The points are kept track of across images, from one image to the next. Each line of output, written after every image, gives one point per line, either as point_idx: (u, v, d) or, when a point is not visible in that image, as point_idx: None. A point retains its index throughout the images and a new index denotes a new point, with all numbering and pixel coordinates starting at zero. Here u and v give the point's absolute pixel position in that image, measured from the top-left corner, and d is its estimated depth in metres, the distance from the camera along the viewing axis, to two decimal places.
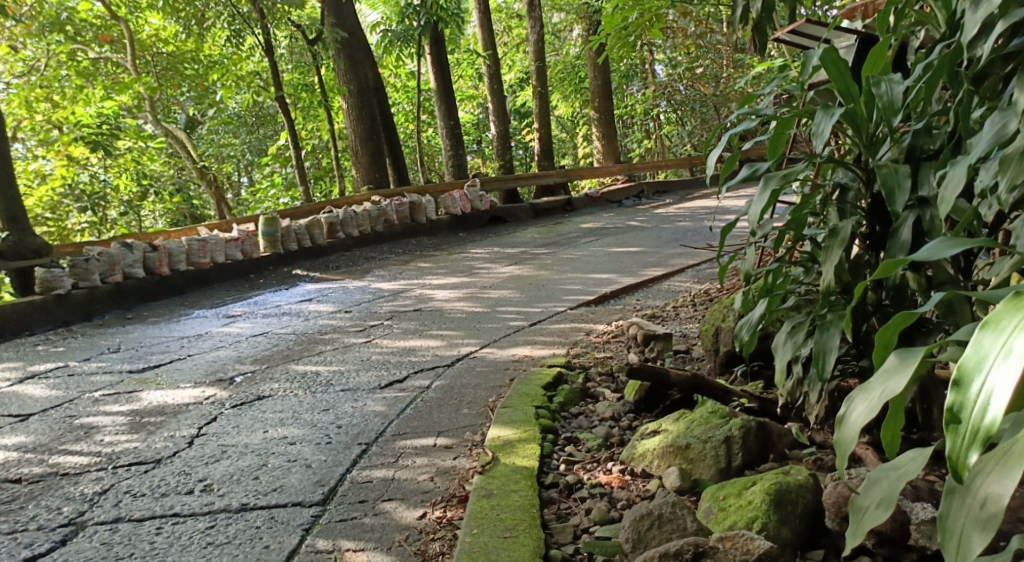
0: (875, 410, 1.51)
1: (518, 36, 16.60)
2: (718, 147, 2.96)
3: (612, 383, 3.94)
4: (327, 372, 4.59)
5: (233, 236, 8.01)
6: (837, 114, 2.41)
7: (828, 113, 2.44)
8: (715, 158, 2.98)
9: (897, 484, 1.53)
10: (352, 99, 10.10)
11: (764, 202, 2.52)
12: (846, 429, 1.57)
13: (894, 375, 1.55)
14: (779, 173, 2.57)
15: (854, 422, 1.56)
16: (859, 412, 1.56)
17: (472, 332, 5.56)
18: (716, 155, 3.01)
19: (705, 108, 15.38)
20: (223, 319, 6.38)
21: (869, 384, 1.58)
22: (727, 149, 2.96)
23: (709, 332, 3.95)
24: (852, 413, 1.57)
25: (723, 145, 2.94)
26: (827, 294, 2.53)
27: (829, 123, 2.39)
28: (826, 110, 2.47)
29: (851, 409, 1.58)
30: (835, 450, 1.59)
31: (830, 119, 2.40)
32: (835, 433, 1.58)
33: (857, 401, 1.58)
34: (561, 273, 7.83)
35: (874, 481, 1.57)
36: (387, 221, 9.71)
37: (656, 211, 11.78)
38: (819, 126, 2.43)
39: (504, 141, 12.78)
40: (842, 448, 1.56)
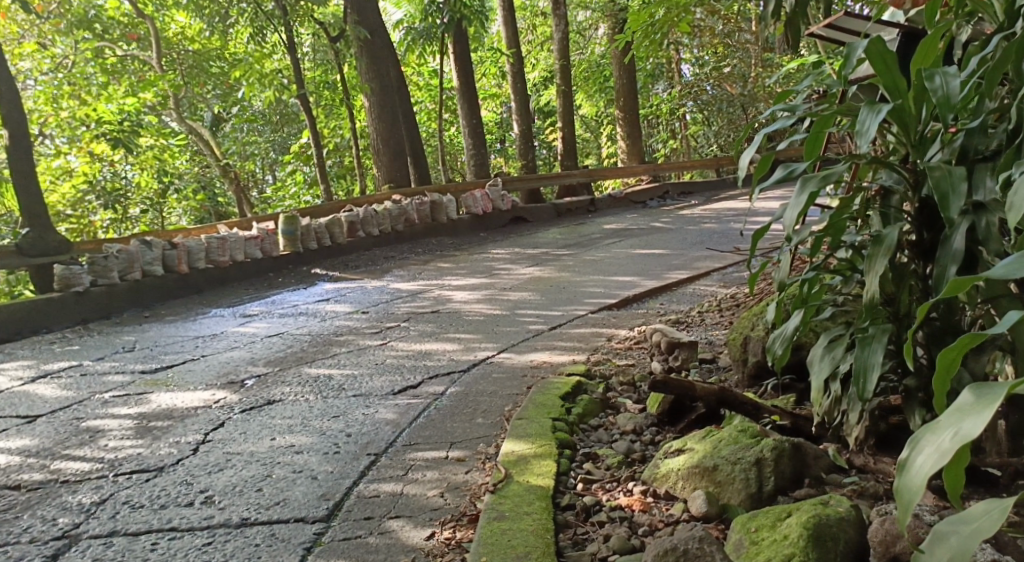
0: (948, 460, 1.37)
1: (543, 35, 16.41)
2: (751, 147, 2.78)
3: (634, 393, 3.78)
4: (340, 376, 4.45)
5: (252, 234, 7.91)
6: (885, 111, 2.24)
7: (873, 108, 2.27)
8: (748, 159, 2.80)
9: (970, 541, 1.45)
10: (374, 97, 9.98)
11: (800, 206, 2.34)
12: (910, 477, 1.43)
13: (969, 416, 1.40)
14: (817, 174, 2.38)
15: (919, 470, 1.42)
16: (925, 460, 1.41)
17: (491, 335, 5.41)
18: (748, 154, 2.83)
19: (732, 108, 15.15)
20: (238, 318, 6.28)
21: (938, 424, 1.43)
22: (761, 148, 2.78)
23: (737, 341, 3.79)
24: (917, 460, 1.43)
25: (756, 144, 2.75)
26: (870, 306, 2.40)
27: (876, 120, 2.22)
28: (872, 105, 2.30)
29: (915, 454, 1.44)
30: (896, 501, 1.46)
31: (876, 116, 2.24)
32: (898, 482, 1.44)
33: (923, 446, 1.44)
34: (583, 275, 7.67)
35: (940, 535, 1.49)
36: (408, 220, 9.58)
37: (681, 213, 11.58)
38: (863, 123, 2.26)
39: (527, 140, 12.61)
40: (906, 499, 1.43)
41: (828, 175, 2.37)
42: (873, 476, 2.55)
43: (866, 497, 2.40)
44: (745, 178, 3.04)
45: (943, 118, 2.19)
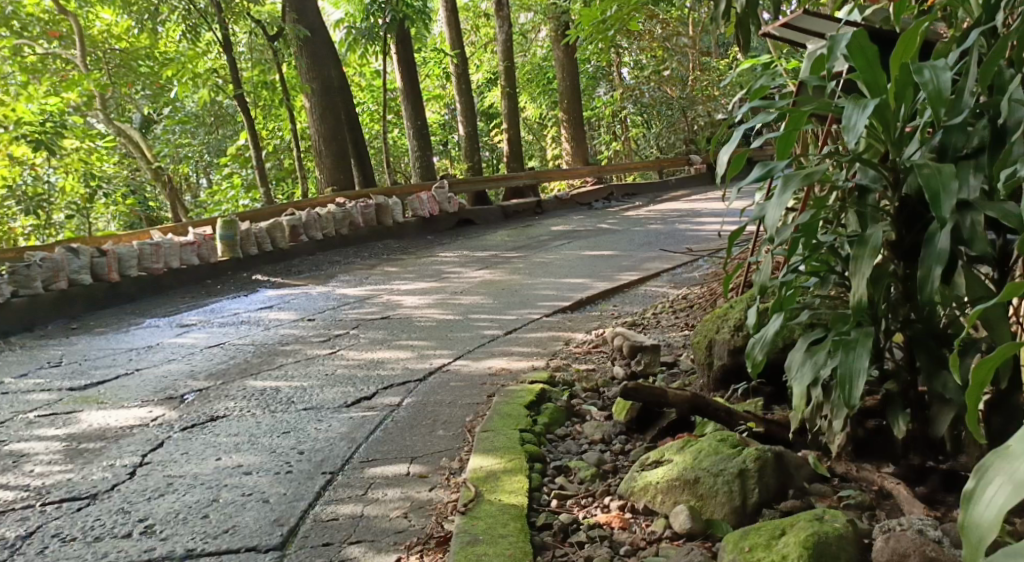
0: None
1: (486, 36, 16.30)
2: (732, 143, 2.64)
3: (599, 400, 3.65)
4: (288, 388, 4.23)
5: (188, 239, 7.61)
6: (873, 107, 2.13)
7: (859, 104, 2.16)
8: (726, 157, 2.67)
9: None
10: (315, 98, 9.71)
11: (782, 205, 2.21)
12: (980, 513, 1.35)
13: None
14: (801, 172, 2.25)
15: (991, 504, 1.34)
16: (998, 492, 1.34)
17: (444, 342, 5.23)
18: (724, 152, 2.71)
19: (672, 110, 15.25)
20: (175, 329, 5.99)
21: (1010, 453, 1.35)
22: (743, 143, 2.64)
23: (702, 344, 3.69)
24: (989, 494, 1.35)
25: (736, 140, 2.61)
26: (858, 309, 2.26)
27: (865, 116, 2.11)
28: (856, 101, 2.20)
29: (984, 485, 1.36)
30: (961, 534, 1.38)
31: (863, 114, 2.13)
32: (969, 516, 1.36)
33: (996, 476, 1.35)
34: (534, 277, 7.54)
35: None
36: (353, 224, 9.33)
37: (627, 214, 11.54)
38: (850, 120, 2.15)
39: (472, 141, 12.45)
40: (978, 538, 1.34)
41: (810, 172, 2.25)
42: (856, 483, 2.43)
43: (852, 510, 2.29)
44: (721, 177, 2.93)
45: (934, 115, 2.09)
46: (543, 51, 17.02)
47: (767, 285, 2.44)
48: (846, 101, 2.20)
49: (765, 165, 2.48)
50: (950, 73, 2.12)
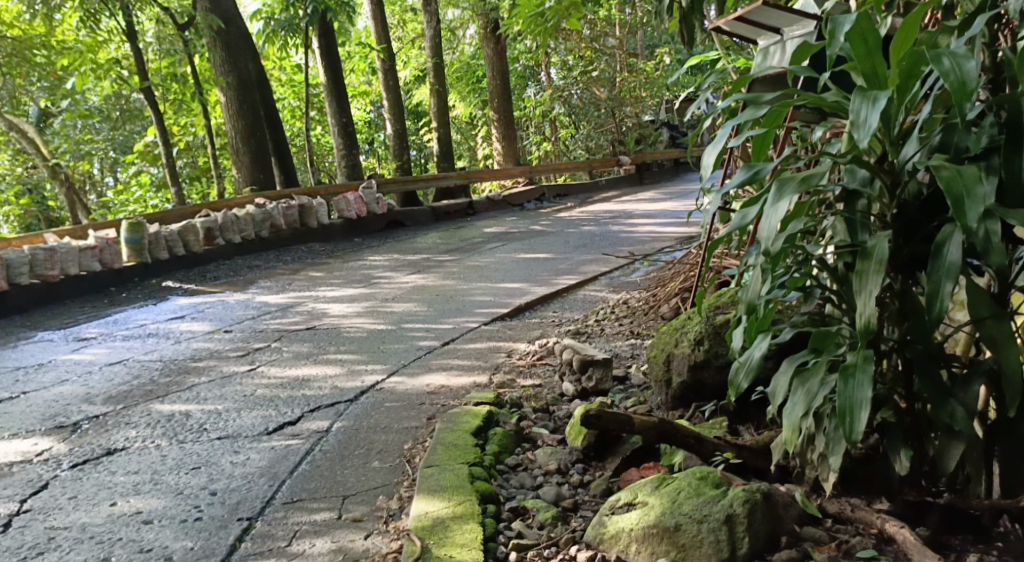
0: None
1: (412, 31, 15.91)
2: (721, 140, 2.27)
3: (549, 422, 3.33)
4: (200, 412, 3.82)
5: (89, 243, 7.02)
6: (884, 102, 1.85)
7: (868, 97, 1.88)
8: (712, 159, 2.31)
9: None
10: (232, 92, 9.17)
11: (779, 215, 1.86)
12: None
13: None
14: (798, 175, 1.93)
15: None
16: None
17: (376, 355, 4.83)
18: (707, 154, 2.35)
19: (599, 111, 15.10)
20: (74, 344, 5.47)
21: None
22: (732, 141, 2.29)
23: (659, 358, 3.38)
24: None
25: (726, 136, 2.24)
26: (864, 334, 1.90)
27: (878, 111, 1.84)
28: (862, 92, 1.91)
29: None
30: None
31: (876, 108, 1.85)
32: None
33: None
34: (468, 282, 7.19)
35: None
36: (274, 226, 8.82)
37: (560, 215, 11.28)
38: (859, 114, 1.87)
39: (400, 140, 12.02)
40: None
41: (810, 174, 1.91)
42: (852, 527, 2.15)
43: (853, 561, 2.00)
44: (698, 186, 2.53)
45: (961, 109, 1.81)
46: (471, 48, 16.73)
47: (756, 302, 2.05)
48: (853, 91, 1.91)
49: (749, 169, 2.12)
50: (974, 62, 1.84)
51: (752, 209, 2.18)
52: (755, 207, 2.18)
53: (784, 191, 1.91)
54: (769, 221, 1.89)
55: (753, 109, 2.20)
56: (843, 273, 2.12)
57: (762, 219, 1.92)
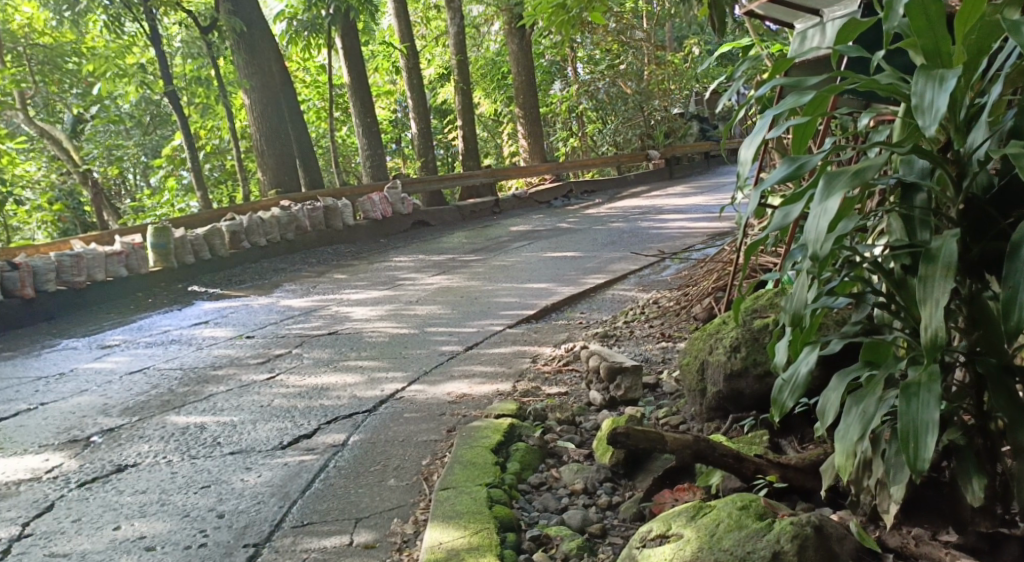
0: None
1: (437, 28, 15.80)
2: (760, 131, 2.05)
3: (577, 434, 3.16)
4: (215, 424, 3.69)
5: (114, 249, 6.95)
6: (952, 84, 1.64)
7: (934, 77, 1.68)
8: (750, 153, 2.08)
9: None
10: (255, 94, 9.11)
11: (829, 213, 1.66)
12: None
13: None
14: (850, 169, 1.72)
15: None
16: None
17: (397, 361, 4.68)
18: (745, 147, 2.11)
19: (627, 106, 14.87)
20: (95, 352, 5.39)
21: None
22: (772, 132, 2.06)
23: (693, 367, 3.21)
24: None
25: (764, 128, 2.02)
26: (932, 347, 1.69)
27: (947, 92, 1.63)
28: (927, 72, 1.71)
29: None
30: None
31: (944, 89, 1.65)
32: None
33: None
34: (494, 283, 7.02)
35: None
36: (299, 227, 8.71)
37: (588, 212, 11.08)
38: (923, 97, 1.67)
39: (425, 139, 11.88)
40: None
41: (862, 169, 1.72)
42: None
43: None
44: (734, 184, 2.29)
45: None
46: (496, 45, 16.59)
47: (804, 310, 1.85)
48: (916, 71, 1.71)
49: (793, 163, 1.91)
50: None
51: (795, 208, 2.00)
52: (798, 204, 1.99)
53: (833, 187, 1.71)
54: (817, 221, 1.69)
55: (795, 97, 1.98)
56: (901, 277, 1.94)
57: (808, 218, 1.72)
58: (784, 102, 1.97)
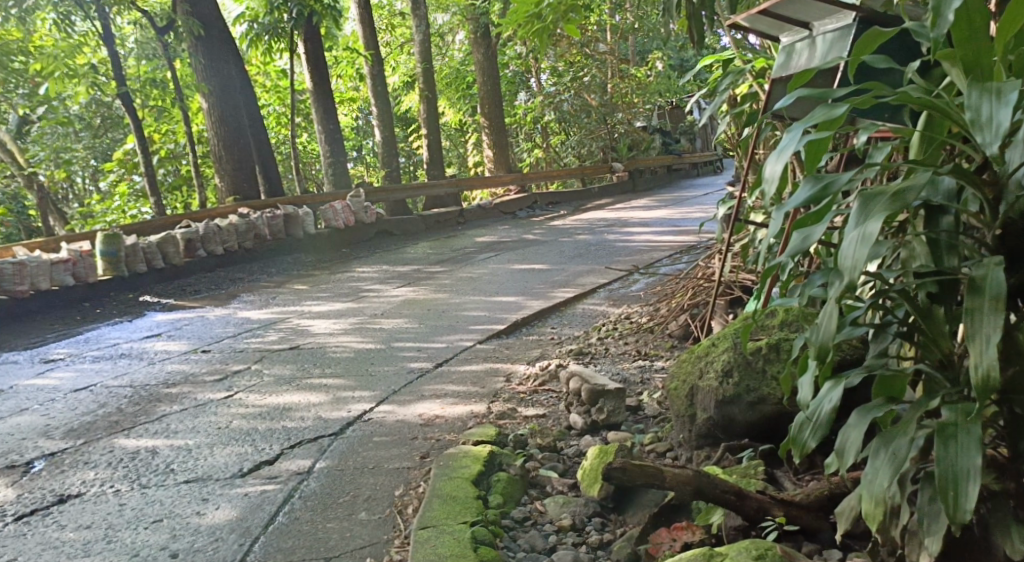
0: None
1: (400, 36, 15.60)
2: (786, 148, 1.83)
3: (559, 462, 2.96)
4: (169, 449, 3.44)
5: (61, 256, 6.61)
6: (1013, 97, 1.51)
7: (990, 89, 1.55)
8: (773, 171, 1.86)
9: None
10: (213, 99, 8.79)
11: (871, 238, 1.50)
12: None
13: None
14: (893, 189, 1.56)
15: None
16: None
17: (363, 379, 4.45)
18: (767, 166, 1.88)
19: (590, 118, 14.79)
20: (38, 367, 5.07)
21: None
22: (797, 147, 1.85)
23: (680, 392, 3.04)
24: None
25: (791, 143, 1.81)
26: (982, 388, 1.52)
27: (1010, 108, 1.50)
28: (982, 84, 1.58)
29: None
30: None
31: (1004, 103, 1.52)
32: None
33: None
34: (461, 296, 6.81)
35: None
36: (257, 235, 8.42)
37: (553, 223, 10.92)
38: (978, 112, 1.55)
39: (389, 147, 11.64)
40: None
41: (902, 190, 1.56)
42: None
43: None
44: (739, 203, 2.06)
45: None
46: (460, 54, 16.41)
47: (832, 342, 1.66)
48: (969, 83, 1.59)
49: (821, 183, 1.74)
50: None
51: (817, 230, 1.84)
52: (820, 226, 1.84)
53: (870, 209, 1.55)
54: (856, 246, 1.53)
55: (825, 110, 1.80)
56: (926, 304, 1.77)
57: (845, 244, 1.55)
58: (813, 114, 1.79)
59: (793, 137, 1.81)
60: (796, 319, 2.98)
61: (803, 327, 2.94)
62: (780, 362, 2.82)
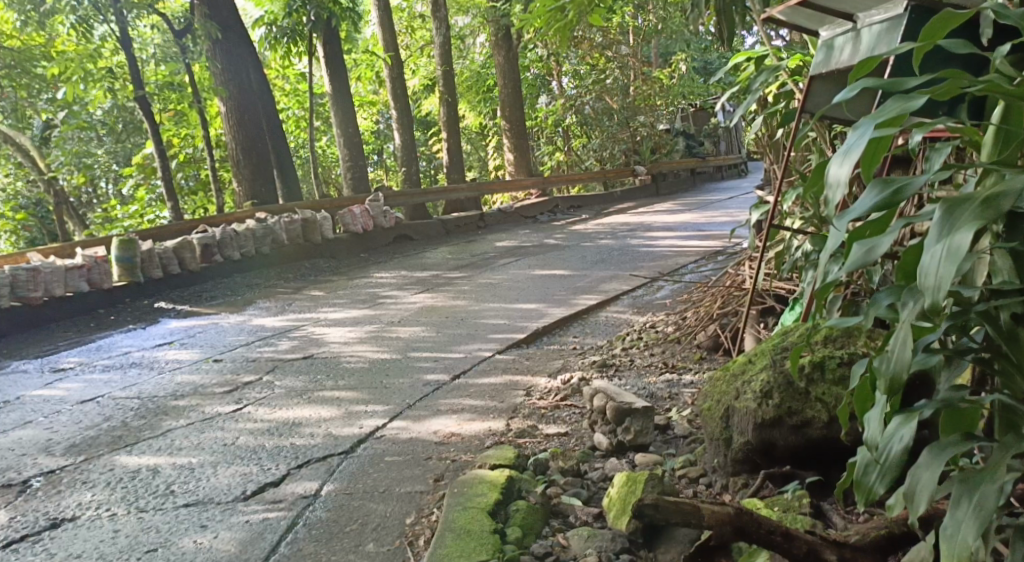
0: None
1: (421, 39, 15.47)
2: (853, 147, 1.58)
3: (584, 489, 2.76)
4: (172, 467, 3.26)
5: (75, 262, 6.48)
6: None
7: None
8: (838, 174, 1.62)
9: None
10: (232, 102, 8.66)
11: (962, 252, 1.31)
12: None
13: None
14: (982, 197, 1.37)
15: None
16: None
17: (378, 392, 4.26)
18: (830, 167, 1.63)
19: (612, 121, 14.58)
20: (47, 377, 4.93)
21: None
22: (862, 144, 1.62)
23: (715, 412, 2.83)
24: None
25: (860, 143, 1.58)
26: None
27: None
28: None
29: None
30: None
31: None
32: None
33: None
34: (481, 302, 6.61)
35: None
36: (275, 241, 8.26)
37: (575, 228, 10.70)
38: None
39: (409, 151, 11.46)
40: None
41: (994, 196, 1.37)
42: None
43: None
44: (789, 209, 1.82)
45: None
46: (481, 57, 16.24)
47: (907, 371, 1.49)
48: None
49: (891, 189, 1.55)
50: None
51: (882, 242, 1.66)
52: (886, 238, 1.65)
53: (956, 220, 1.37)
54: (940, 262, 1.34)
55: (896, 103, 1.58)
56: (1010, 327, 1.58)
57: (926, 261, 1.36)
58: (884, 109, 1.57)
59: (859, 133, 1.59)
60: (841, 334, 2.78)
61: (850, 343, 2.73)
62: (825, 382, 2.61)
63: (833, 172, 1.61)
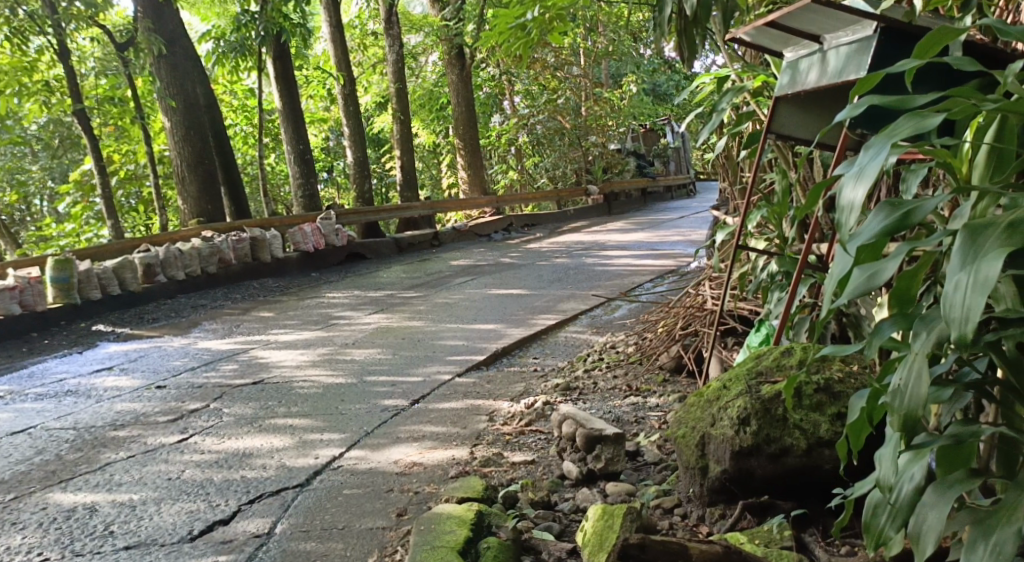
0: None
1: (373, 55, 15.29)
2: (871, 166, 1.50)
3: (556, 522, 2.61)
4: (111, 505, 3.03)
5: (7, 283, 6.16)
6: None
7: None
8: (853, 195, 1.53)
9: None
10: (177, 117, 8.37)
11: (992, 283, 1.26)
12: None
13: None
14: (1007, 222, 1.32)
15: None
16: None
17: (333, 419, 4.06)
18: (844, 188, 1.55)
19: (564, 140, 14.54)
20: None
21: None
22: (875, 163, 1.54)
23: (688, 440, 2.69)
24: None
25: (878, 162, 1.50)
26: None
27: None
28: None
29: None
30: None
31: None
32: None
33: None
34: (437, 323, 6.44)
35: None
36: (222, 260, 8.00)
37: (529, 246, 10.59)
38: None
39: (361, 168, 11.24)
40: None
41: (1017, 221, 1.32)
42: None
43: None
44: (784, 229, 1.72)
45: None
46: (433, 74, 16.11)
47: (922, 409, 1.46)
48: None
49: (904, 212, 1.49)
50: None
51: (885, 267, 1.59)
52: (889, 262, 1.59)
53: (980, 247, 1.32)
54: (966, 292, 1.30)
55: (910, 122, 1.52)
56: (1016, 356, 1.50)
57: (953, 290, 1.31)
58: (900, 128, 1.50)
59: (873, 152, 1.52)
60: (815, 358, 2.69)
61: (824, 368, 2.63)
62: (803, 409, 2.51)
63: (846, 191, 1.54)
